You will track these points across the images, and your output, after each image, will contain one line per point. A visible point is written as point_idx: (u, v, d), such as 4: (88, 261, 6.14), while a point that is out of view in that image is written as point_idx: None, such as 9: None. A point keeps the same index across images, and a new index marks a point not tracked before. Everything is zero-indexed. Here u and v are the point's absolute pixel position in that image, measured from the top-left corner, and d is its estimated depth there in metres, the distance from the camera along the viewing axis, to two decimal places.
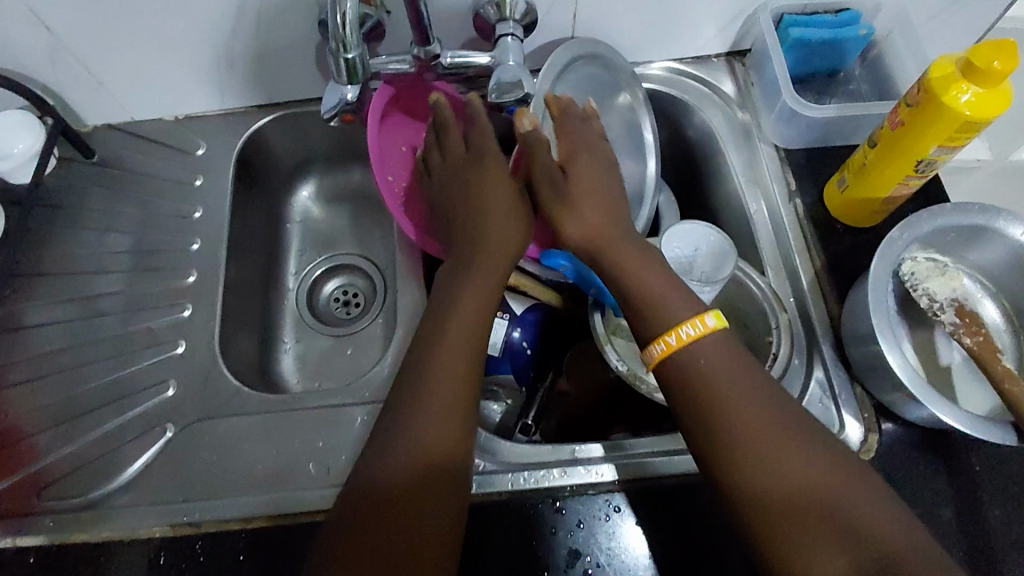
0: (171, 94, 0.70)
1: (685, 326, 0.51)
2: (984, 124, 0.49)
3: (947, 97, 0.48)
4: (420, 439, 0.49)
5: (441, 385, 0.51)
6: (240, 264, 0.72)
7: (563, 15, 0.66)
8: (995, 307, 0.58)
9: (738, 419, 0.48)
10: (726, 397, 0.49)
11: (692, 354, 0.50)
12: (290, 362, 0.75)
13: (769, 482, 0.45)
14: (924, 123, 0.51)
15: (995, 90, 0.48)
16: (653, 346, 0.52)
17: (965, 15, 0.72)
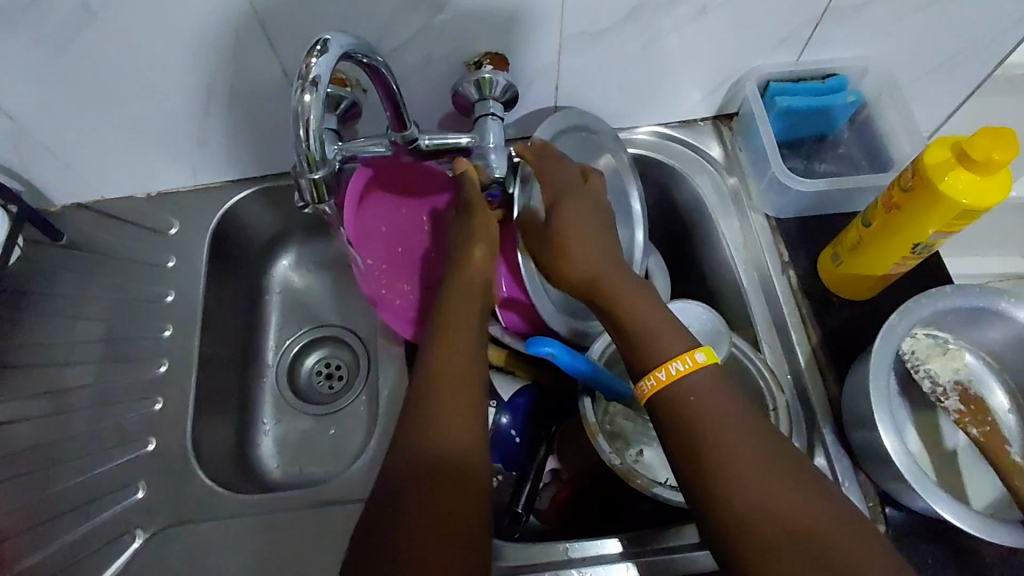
0: (142, 173, 0.68)
1: (674, 362, 0.46)
2: (982, 212, 0.47)
3: (944, 184, 0.46)
4: (446, 422, 0.47)
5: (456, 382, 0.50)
6: (215, 345, 0.69)
7: (545, 87, 0.65)
8: (1001, 387, 0.55)
9: (736, 442, 0.43)
10: (719, 417, 0.44)
11: (681, 389, 0.45)
12: (270, 446, 0.71)
13: (761, 502, 0.41)
14: (920, 208, 0.49)
15: (994, 178, 0.46)
16: (642, 381, 0.47)
17: (955, 74, 0.71)
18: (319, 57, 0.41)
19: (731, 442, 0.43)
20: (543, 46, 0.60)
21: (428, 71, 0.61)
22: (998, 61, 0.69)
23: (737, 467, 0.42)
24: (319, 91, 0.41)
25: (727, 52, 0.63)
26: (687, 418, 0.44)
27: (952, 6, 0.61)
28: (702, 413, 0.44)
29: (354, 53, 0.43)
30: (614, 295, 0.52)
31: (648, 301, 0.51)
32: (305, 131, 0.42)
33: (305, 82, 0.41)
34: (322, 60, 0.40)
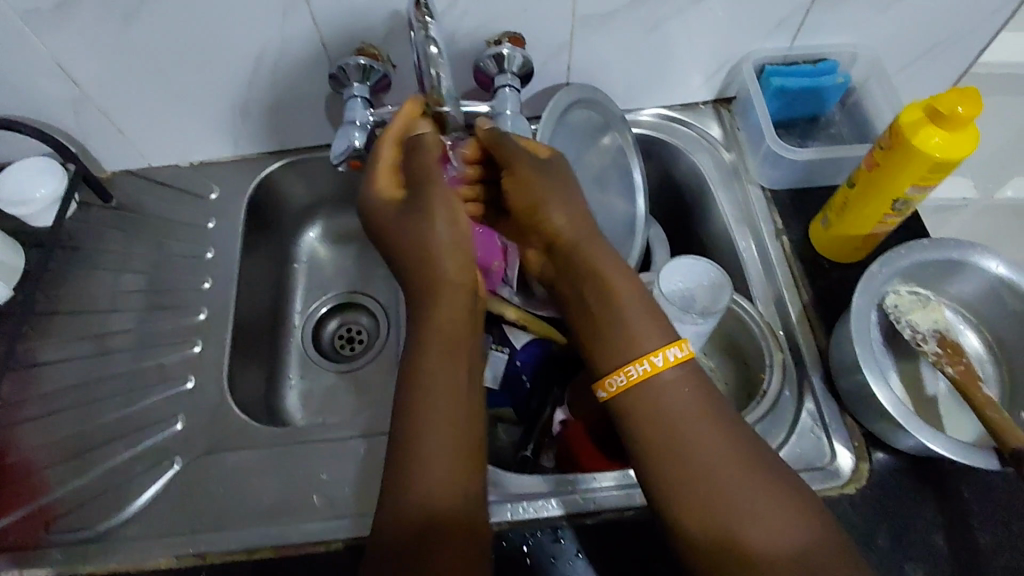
0: (187, 141, 0.74)
1: (632, 365, 0.50)
2: (954, 165, 0.52)
3: (919, 136, 0.51)
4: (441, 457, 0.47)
5: (446, 393, 0.49)
6: (248, 300, 0.74)
7: (559, 66, 0.71)
8: (976, 337, 0.60)
9: (686, 440, 0.47)
10: (688, 425, 0.48)
11: (660, 385, 0.49)
12: (295, 398, 0.76)
13: (684, 482, 0.46)
14: (899, 162, 0.53)
15: (962, 131, 0.51)
16: (633, 366, 0.50)
17: (939, 63, 0.77)
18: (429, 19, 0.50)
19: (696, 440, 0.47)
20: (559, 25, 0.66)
21: (454, 47, 0.67)
22: (977, 52, 0.75)
23: (672, 447, 0.47)
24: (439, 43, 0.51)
25: (727, 35, 0.69)
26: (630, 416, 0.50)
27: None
28: (652, 403, 0.49)
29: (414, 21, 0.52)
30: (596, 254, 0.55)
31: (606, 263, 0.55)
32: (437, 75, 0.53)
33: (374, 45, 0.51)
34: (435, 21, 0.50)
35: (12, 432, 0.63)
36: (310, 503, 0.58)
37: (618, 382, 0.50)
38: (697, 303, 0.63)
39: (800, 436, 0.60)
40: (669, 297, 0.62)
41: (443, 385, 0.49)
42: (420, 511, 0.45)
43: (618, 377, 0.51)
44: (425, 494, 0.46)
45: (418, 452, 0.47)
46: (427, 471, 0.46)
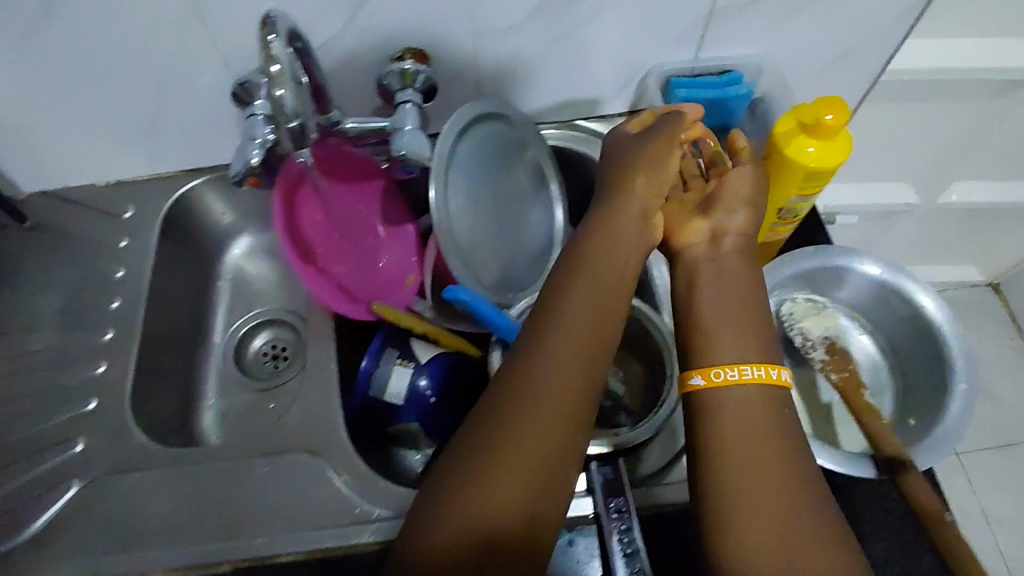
0: (101, 162, 0.74)
1: (748, 366, 0.48)
2: (830, 173, 0.53)
3: (793, 142, 0.52)
4: (501, 472, 0.44)
5: (554, 398, 0.47)
6: (161, 320, 0.74)
7: (467, 81, 0.71)
8: (869, 343, 0.60)
9: (750, 469, 0.44)
10: (759, 451, 0.45)
11: (724, 398, 0.47)
12: (211, 419, 0.76)
13: (726, 516, 0.43)
14: (778, 171, 0.54)
15: (835, 139, 0.52)
16: (726, 370, 0.48)
17: (849, 73, 0.78)
18: (274, 37, 0.50)
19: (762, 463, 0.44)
20: (460, 40, 0.66)
21: (357, 64, 0.67)
22: (883, 63, 0.76)
23: (733, 467, 0.45)
24: (282, 61, 0.51)
25: (630, 49, 0.70)
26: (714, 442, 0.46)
27: (829, 8, 0.68)
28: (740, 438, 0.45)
29: (298, 35, 0.53)
30: (727, 270, 0.54)
31: (737, 273, 0.53)
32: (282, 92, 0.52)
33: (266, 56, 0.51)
34: (279, 39, 0.50)
35: None
36: (204, 525, 0.57)
37: (729, 375, 0.48)
38: None
39: None
40: None
41: (534, 417, 0.46)
42: (467, 525, 0.43)
43: (729, 371, 0.48)
44: (480, 503, 0.43)
45: (489, 454, 0.45)
46: (489, 475, 0.44)
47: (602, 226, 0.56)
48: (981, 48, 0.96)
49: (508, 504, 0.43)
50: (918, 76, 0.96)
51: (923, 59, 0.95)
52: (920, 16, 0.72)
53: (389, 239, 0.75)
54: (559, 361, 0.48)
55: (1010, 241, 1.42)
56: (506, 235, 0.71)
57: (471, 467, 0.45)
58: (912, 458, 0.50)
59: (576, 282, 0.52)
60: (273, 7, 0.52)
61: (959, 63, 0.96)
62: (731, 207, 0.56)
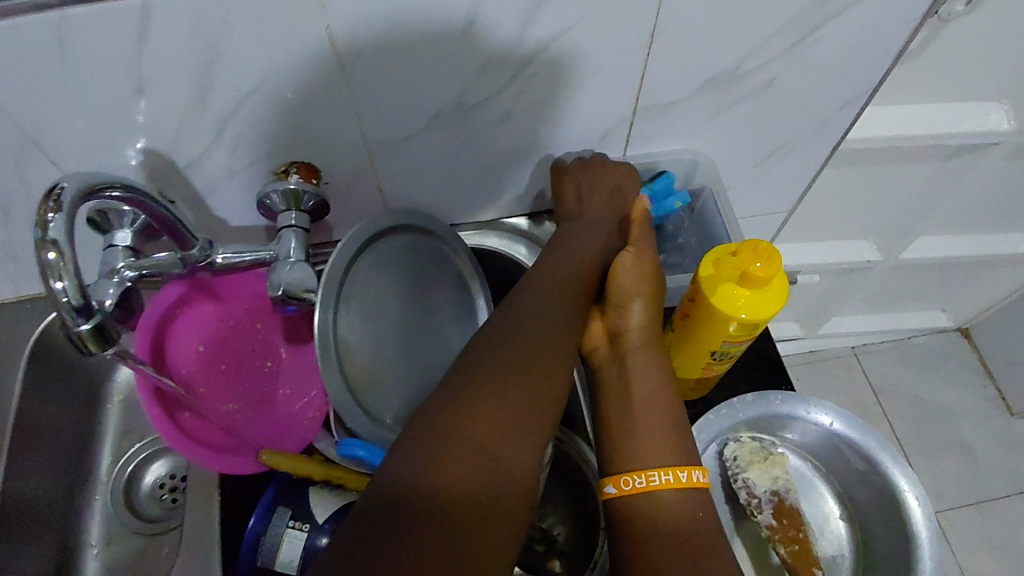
0: None
1: (657, 471, 0.47)
2: (764, 324, 0.46)
3: (720, 291, 0.45)
4: (482, 450, 0.43)
5: (520, 415, 0.46)
6: (30, 466, 0.65)
7: (369, 189, 0.64)
8: (829, 493, 0.53)
9: (662, 532, 0.45)
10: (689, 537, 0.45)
11: (657, 503, 0.46)
12: (95, 569, 0.68)
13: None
14: (704, 318, 0.47)
15: (769, 288, 0.45)
16: (658, 473, 0.47)
17: (791, 157, 0.72)
18: (54, 214, 0.36)
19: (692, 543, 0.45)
20: (353, 151, 0.59)
21: (237, 180, 0.59)
22: (832, 143, 0.71)
23: (664, 544, 0.44)
24: (64, 246, 0.36)
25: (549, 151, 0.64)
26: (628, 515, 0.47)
27: (758, 102, 0.63)
28: (651, 512, 0.46)
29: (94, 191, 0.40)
30: (638, 369, 0.52)
31: (646, 371, 0.52)
32: (63, 283, 0.37)
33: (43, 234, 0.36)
34: (60, 218, 0.36)
35: None
36: None
37: (638, 482, 0.47)
38: None
39: None
40: None
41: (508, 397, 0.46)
42: (441, 487, 0.40)
43: (635, 479, 0.47)
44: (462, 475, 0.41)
45: (471, 424, 0.44)
46: (472, 443, 0.43)
47: (551, 278, 0.57)
48: (932, 113, 0.92)
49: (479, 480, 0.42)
50: (872, 144, 0.90)
51: (876, 126, 0.89)
52: (866, 101, 0.67)
53: (288, 360, 0.66)
54: (536, 378, 0.48)
55: (976, 289, 1.37)
56: (418, 363, 0.63)
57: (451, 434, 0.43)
58: None
59: (548, 312, 0.53)
60: (63, 176, 0.39)
61: (912, 130, 0.91)
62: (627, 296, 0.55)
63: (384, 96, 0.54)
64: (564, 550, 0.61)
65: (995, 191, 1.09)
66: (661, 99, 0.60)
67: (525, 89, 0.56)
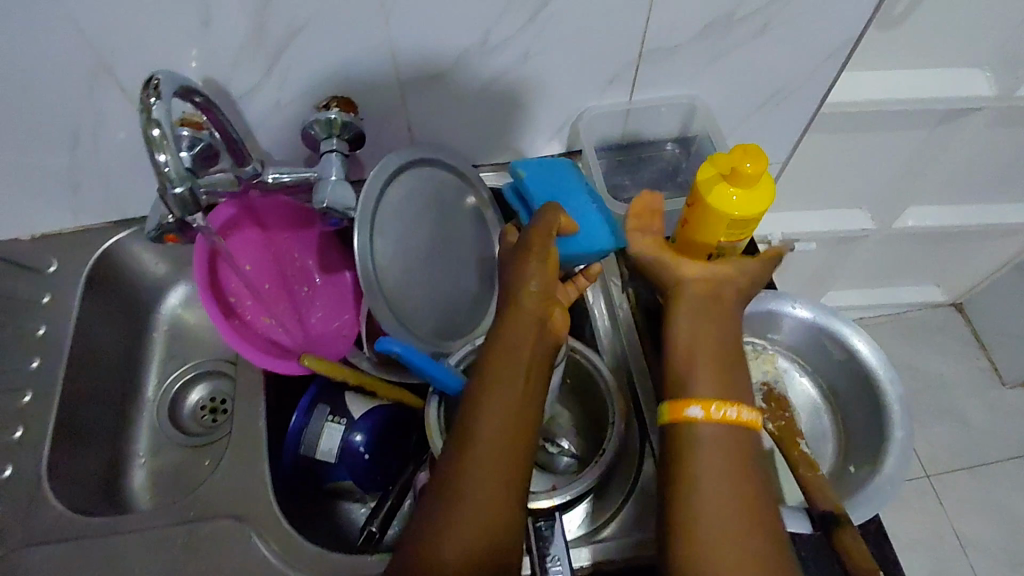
0: (21, 215, 0.71)
1: (730, 405, 0.48)
2: (756, 219, 0.52)
3: (715, 191, 0.52)
4: (472, 495, 0.48)
5: (494, 455, 0.50)
6: (86, 380, 0.70)
7: (399, 125, 0.70)
8: (811, 384, 0.60)
9: (709, 485, 0.46)
10: (724, 489, 0.46)
11: (699, 445, 0.47)
12: (142, 479, 0.72)
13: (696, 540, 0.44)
14: (702, 219, 0.54)
15: (763, 187, 0.51)
16: (729, 406, 0.48)
17: (783, 107, 0.79)
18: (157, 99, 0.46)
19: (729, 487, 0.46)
20: (387, 88, 0.66)
21: (282, 114, 0.66)
22: (821, 94, 0.78)
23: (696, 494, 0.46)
24: (166, 126, 0.46)
25: (563, 92, 0.70)
26: (687, 454, 0.47)
27: (754, 48, 0.69)
28: (706, 449, 0.47)
29: (182, 90, 0.50)
30: (722, 313, 0.53)
31: (722, 319, 0.53)
32: (165, 156, 0.47)
33: (147, 116, 0.46)
34: (162, 103, 0.46)
35: None
36: None
37: (724, 410, 0.48)
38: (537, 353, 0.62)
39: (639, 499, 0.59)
40: None
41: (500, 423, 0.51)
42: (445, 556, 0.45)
43: (713, 409, 0.48)
44: (449, 535, 0.46)
45: (460, 471, 0.49)
46: (458, 498, 0.48)
47: (514, 297, 0.58)
48: (916, 80, 0.99)
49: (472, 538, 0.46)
50: (862, 108, 0.97)
51: (864, 91, 0.96)
52: (850, 54, 0.74)
53: (324, 285, 0.73)
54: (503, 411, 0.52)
55: (965, 262, 1.43)
56: (443, 283, 0.69)
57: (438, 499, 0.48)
58: (847, 512, 0.48)
59: (502, 341, 0.55)
60: (156, 72, 0.49)
61: (897, 95, 0.97)
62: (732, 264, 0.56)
63: (417, 35, 0.61)
64: (582, 457, 0.66)
65: (980, 161, 1.15)
66: (665, 42, 0.66)
67: (543, 32, 0.63)
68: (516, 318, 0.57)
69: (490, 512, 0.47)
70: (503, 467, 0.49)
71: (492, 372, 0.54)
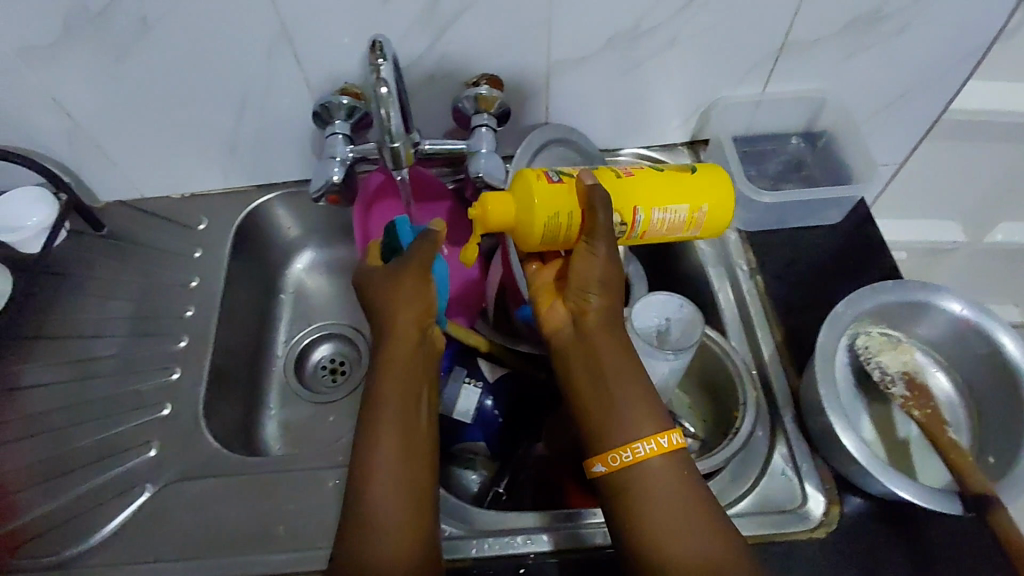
0: (178, 175, 0.75)
1: (641, 442, 0.48)
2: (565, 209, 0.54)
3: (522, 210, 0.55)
4: (396, 523, 0.47)
5: (401, 482, 0.49)
6: (229, 332, 0.75)
7: (538, 107, 0.73)
8: (946, 379, 0.60)
9: (651, 504, 0.47)
10: (659, 492, 0.47)
11: (638, 471, 0.48)
12: (273, 429, 0.77)
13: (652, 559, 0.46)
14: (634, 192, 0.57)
15: (516, 192, 0.56)
16: (641, 444, 0.48)
17: (912, 109, 0.79)
18: (384, 60, 0.48)
19: (658, 497, 0.47)
20: (535, 70, 0.68)
21: (433, 88, 0.69)
22: (948, 101, 0.77)
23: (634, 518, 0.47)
24: (392, 84, 0.49)
25: (700, 82, 0.72)
26: (625, 489, 0.48)
27: (896, 46, 0.69)
28: (643, 478, 0.47)
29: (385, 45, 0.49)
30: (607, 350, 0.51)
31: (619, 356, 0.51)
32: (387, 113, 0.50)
33: (376, 78, 0.48)
34: (390, 64, 0.47)
35: None
36: (276, 531, 0.58)
37: (648, 446, 0.48)
38: (671, 338, 0.64)
39: (770, 478, 0.60)
40: (642, 334, 0.63)
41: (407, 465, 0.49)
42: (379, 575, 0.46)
43: (622, 454, 0.48)
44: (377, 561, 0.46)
45: (375, 495, 0.48)
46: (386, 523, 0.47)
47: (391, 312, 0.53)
48: None
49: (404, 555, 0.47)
50: (977, 116, 0.96)
51: (982, 99, 0.95)
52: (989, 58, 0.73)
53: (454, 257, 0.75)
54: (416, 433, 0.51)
55: None
56: None
57: (358, 523, 0.47)
58: (999, 497, 0.50)
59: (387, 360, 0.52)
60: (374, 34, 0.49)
61: (1014, 106, 0.96)
62: (591, 294, 0.51)
63: (574, 20, 0.63)
64: (705, 441, 0.67)
65: None
66: (809, 36, 0.67)
67: (696, 18, 0.64)
68: (394, 339, 0.52)
69: (394, 556, 0.46)
70: (406, 511, 0.48)
71: (383, 387, 0.51)
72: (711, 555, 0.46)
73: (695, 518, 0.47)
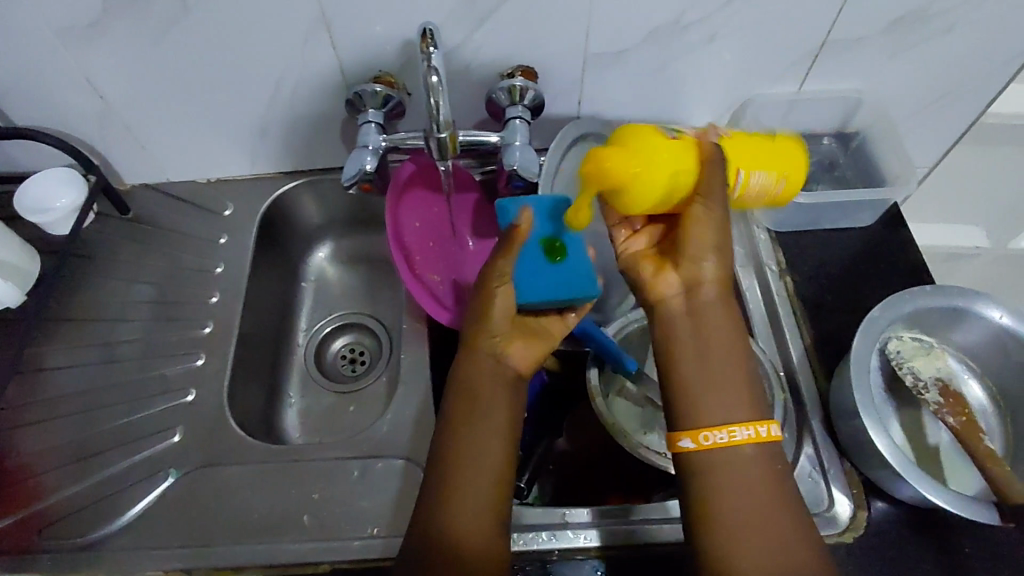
0: (205, 160, 0.75)
1: (738, 427, 0.49)
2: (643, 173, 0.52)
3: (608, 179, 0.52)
4: (472, 502, 0.52)
5: (479, 468, 0.53)
6: (253, 319, 0.75)
7: (570, 100, 0.72)
8: (980, 387, 0.60)
9: (739, 489, 0.48)
10: (753, 479, 0.48)
11: (732, 453, 0.49)
12: (293, 417, 0.76)
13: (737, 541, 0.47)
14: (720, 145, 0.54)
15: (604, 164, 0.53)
16: (740, 428, 0.49)
17: (947, 112, 0.78)
18: (434, 49, 0.48)
19: (753, 484, 0.48)
20: (570, 63, 0.67)
21: (467, 78, 0.68)
22: (985, 104, 0.76)
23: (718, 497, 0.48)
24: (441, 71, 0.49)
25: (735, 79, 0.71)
26: (712, 471, 0.49)
27: (935, 48, 0.69)
28: (731, 463, 0.49)
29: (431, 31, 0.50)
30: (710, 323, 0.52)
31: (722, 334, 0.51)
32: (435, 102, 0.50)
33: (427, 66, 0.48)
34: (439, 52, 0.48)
35: (14, 435, 0.63)
36: (301, 519, 0.58)
37: (744, 433, 0.49)
38: None
39: (798, 479, 0.60)
40: None
41: (482, 477, 0.53)
42: (458, 547, 0.50)
43: (718, 434, 0.49)
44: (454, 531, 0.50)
45: (455, 477, 0.52)
46: (462, 500, 0.51)
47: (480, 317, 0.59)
48: None
49: (483, 535, 0.51)
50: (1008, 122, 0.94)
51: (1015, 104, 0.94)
52: None
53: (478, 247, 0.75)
54: (502, 429, 0.56)
55: None
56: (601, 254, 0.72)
57: (432, 499, 0.52)
58: None
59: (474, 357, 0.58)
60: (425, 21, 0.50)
61: None
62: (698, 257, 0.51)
63: (612, 13, 0.62)
64: None
65: None
66: (848, 35, 0.66)
67: (736, 15, 0.63)
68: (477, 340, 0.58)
69: (473, 537, 0.50)
70: (486, 498, 0.52)
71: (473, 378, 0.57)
72: (786, 539, 0.47)
73: (782, 509, 0.48)
